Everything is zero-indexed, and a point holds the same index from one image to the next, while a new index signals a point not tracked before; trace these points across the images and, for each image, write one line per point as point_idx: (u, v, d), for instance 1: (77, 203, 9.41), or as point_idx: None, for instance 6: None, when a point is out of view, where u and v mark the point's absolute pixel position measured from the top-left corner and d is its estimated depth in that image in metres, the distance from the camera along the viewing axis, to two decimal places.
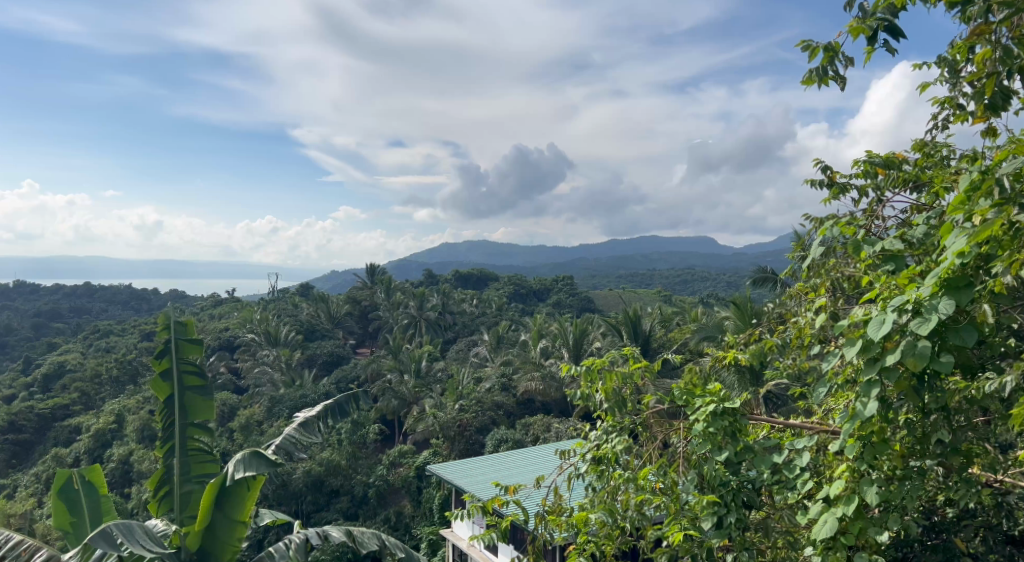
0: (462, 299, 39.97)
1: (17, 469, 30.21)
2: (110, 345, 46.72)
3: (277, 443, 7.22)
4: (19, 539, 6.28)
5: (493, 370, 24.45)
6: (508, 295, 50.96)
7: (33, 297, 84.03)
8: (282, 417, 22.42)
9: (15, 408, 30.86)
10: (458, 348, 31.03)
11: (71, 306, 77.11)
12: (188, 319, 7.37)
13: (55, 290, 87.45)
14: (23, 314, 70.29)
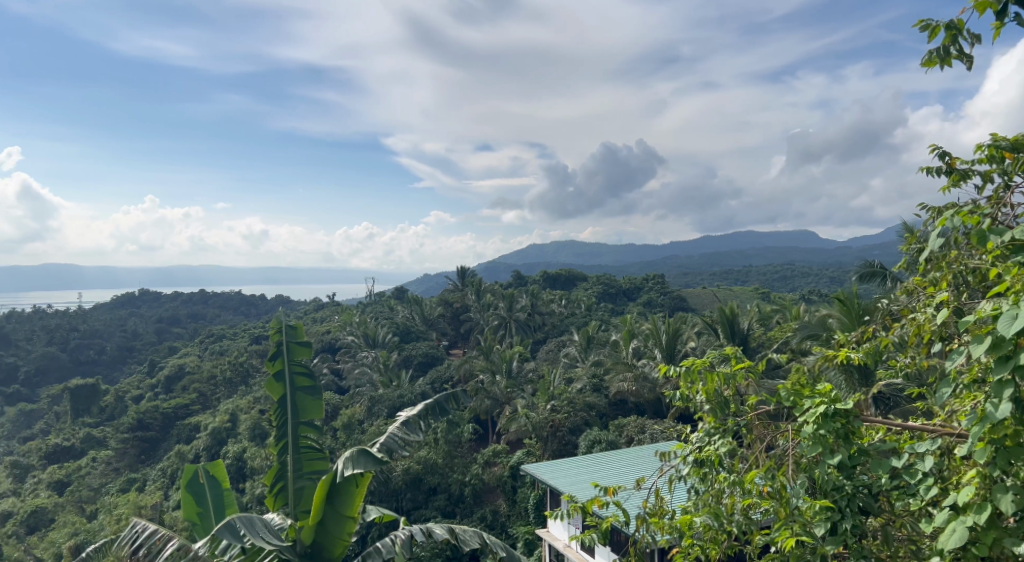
0: (551, 300, 39.96)
1: (148, 463, 31.79)
2: (223, 347, 49.78)
3: (381, 442, 7.46)
4: (153, 528, 6.75)
5: (584, 371, 24.32)
6: (597, 295, 50.44)
7: (156, 304, 91.09)
8: (380, 416, 23.15)
9: (143, 407, 33.37)
10: (549, 348, 31.06)
11: (189, 313, 82.74)
12: (297, 323, 7.75)
13: (175, 297, 94.07)
14: (147, 319, 76.14)
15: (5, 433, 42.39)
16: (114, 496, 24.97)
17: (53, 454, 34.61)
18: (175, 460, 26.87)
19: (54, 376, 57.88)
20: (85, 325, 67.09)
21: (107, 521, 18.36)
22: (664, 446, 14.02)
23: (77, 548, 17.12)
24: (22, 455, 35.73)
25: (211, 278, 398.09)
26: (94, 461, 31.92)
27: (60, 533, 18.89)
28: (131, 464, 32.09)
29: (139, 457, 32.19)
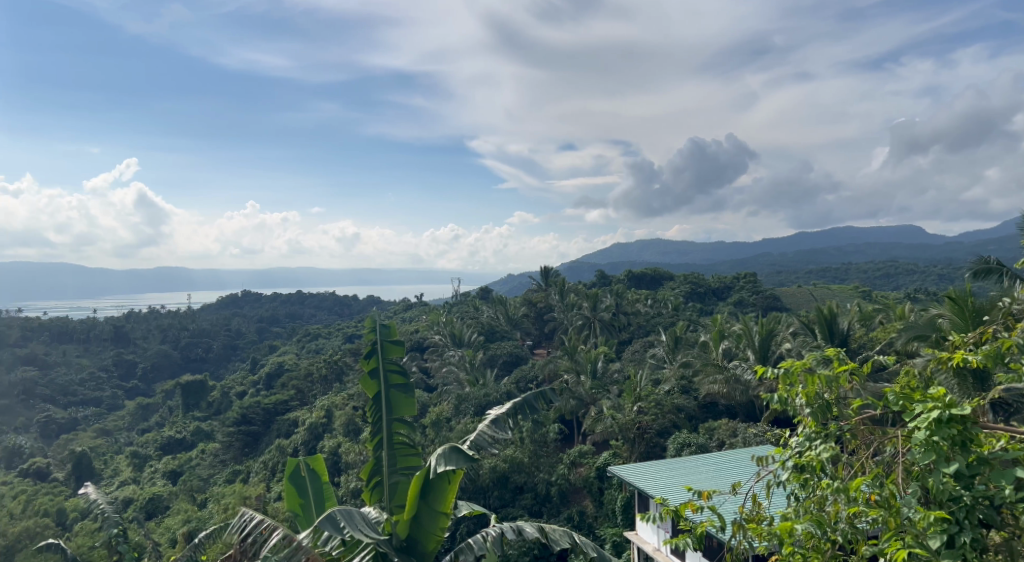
0: (636, 300, 39.36)
1: (251, 455, 33.53)
2: (318, 347, 51.91)
3: (471, 440, 7.57)
4: (260, 518, 7.09)
5: (672, 372, 23.92)
6: (684, 295, 49.25)
7: (257, 304, 96.05)
8: (467, 414, 23.47)
9: (246, 403, 35.22)
10: (635, 349, 30.64)
11: (287, 313, 86.77)
12: (391, 322, 7.98)
13: (273, 298, 99.00)
14: (249, 319, 80.38)
15: (126, 426, 45.84)
16: (222, 486, 26.49)
17: (167, 445, 37.14)
18: (276, 454, 28.24)
19: (167, 372, 62.12)
20: (195, 324, 71.60)
21: (216, 510, 19.52)
22: (761, 450, 13.59)
23: (191, 535, 18.27)
24: (141, 445, 38.57)
25: (302, 280, 416.08)
26: (204, 453, 34.00)
27: (175, 520, 20.27)
28: (235, 456, 33.91)
29: (243, 450, 34.04)
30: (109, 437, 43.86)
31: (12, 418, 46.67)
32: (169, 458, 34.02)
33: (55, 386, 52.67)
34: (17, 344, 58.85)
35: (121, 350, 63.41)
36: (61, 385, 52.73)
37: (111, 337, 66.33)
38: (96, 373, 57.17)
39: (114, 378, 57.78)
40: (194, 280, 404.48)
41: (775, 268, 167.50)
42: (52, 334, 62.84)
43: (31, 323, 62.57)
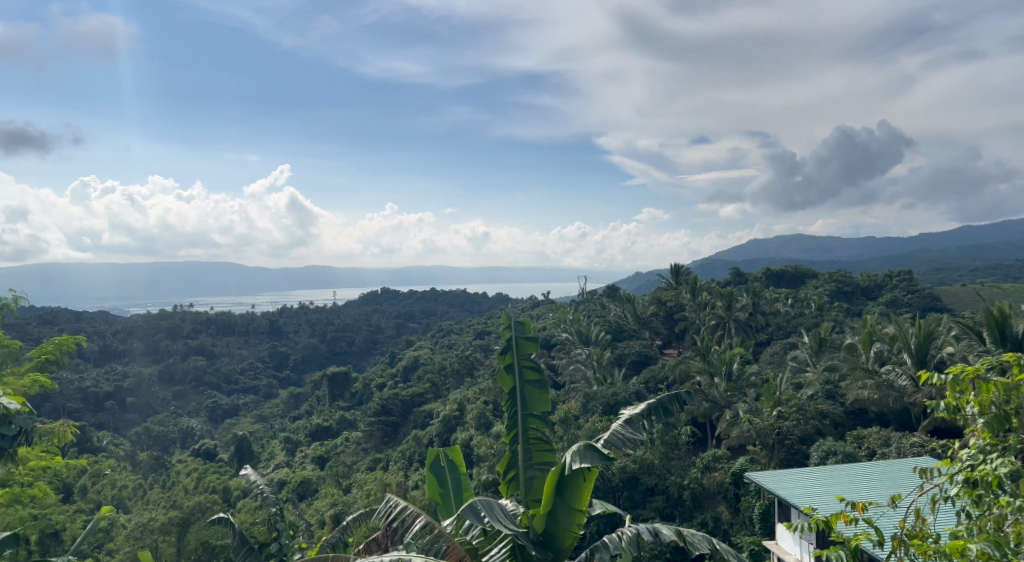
0: (775, 300, 37.37)
1: (389, 444, 35.16)
2: (451, 342, 53.49)
3: (605, 439, 7.54)
4: (403, 504, 7.45)
5: (815, 376, 22.68)
6: (829, 294, 46.08)
7: (395, 301, 100.94)
8: (595, 413, 23.23)
9: (385, 394, 36.92)
10: (774, 352, 29.18)
11: (422, 310, 90.41)
12: (525, 319, 8.13)
13: (409, 296, 103.55)
14: (388, 315, 84.62)
15: (280, 413, 49.68)
16: (364, 473, 27.93)
17: (316, 432, 39.71)
18: (413, 445, 29.43)
19: (315, 364, 66.53)
20: (340, 319, 76.34)
21: (359, 495, 20.67)
22: (925, 462, 12.49)
23: (337, 517, 19.52)
24: (294, 431, 41.59)
25: (430, 277, 431.56)
26: (348, 441, 35.92)
27: (324, 503, 21.76)
28: (376, 445, 35.72)
29: (382, 440, 35.62)
30: (265, 423, 47.69)
31: (185, 402, 51.89)
32: (318, 444, 36.51)
33: (221, 373, 58.00)
34: (189, 335, 65.40)
35: (276, 343, 68.73)
36: (225, 373, 58.01)
37: (267, 331, 72.05)
38: (255, 363, 62.32)
39: (270, 368, 62.74)
40: (333, 278, 431.23)
41: (929, 265, 153.89)
42: (218, 327, 69.23)
43: (201, 317, 69.34)
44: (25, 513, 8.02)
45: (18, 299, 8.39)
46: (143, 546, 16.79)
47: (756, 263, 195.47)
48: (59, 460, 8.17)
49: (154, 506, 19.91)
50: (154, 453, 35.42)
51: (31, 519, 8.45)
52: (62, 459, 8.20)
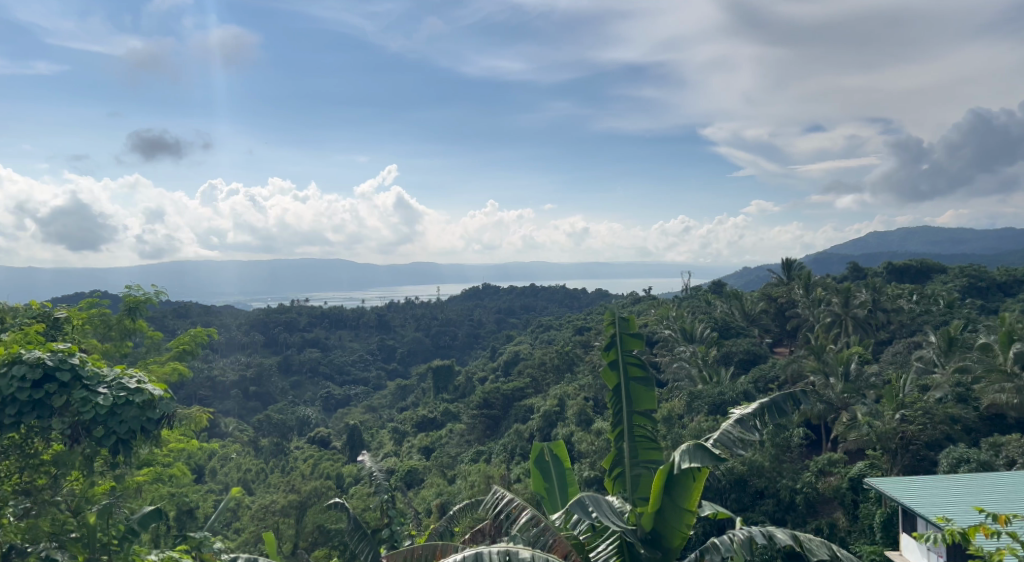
0: (898, 296, 35.07)
1: (492, 437, 35.79)
2: (551, 338, 53.64)
3: (715, 438, 7.35)
4: (510, 497, 7.58)
5: (944, 378, 21.12)
6: (959, 290, 42.80)
7: (496, 296, 102.64)
8: (700, 413, 22.67)
9: (487, 388, 37.53)
10: (896, 352, 27.43)
11: (523, 306, 91.25)
12: (629, 315, 7.98)
13: (510, 292, 104.90)
14: (490, 311, 86.09)
15: (388, 404, 51.70)
16: (468, 464, 28.58)
17: (422, 423, 41.14)
18: (515, 439, 29.83)
19: (421, 357, 68.68)
20: (443, 314, 78.33)
21: (464, 486, 21.19)
22: None
23: (443, 507, 20.18)
24: (401, 422, 43.10)
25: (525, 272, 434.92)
26: (452, 432, 37.45)
27: (431, 492, 22.55)
28: (479, 438, 36.36)
29: (485, 432, 36.28)
30: (375, 413, 49.80)
31: (302, 392, 54.96)
32: (424, 435, 37.78)
33: (334, 365, 60.96)
34: (304, 328, 69.13)
35: (384, 337, 71.51)
36: (338, 365, 61.05)
37: (375, 325, 75.07)
38: (365, 356, 65.06)
39: (379, 361, 65.45)
40: (431, 274, 442.69)
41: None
42: (330, 320, 72.83)
43: (316, 311, 73.16)
44: (165, 490, 8.75)
45: (157, 293, 9.12)
46: (265, 526, 17.99)
47: (870, 257, 184.17)
48: (194, 443, 8.85)
49: (276, 488, 21.19)
50: (274, 439, 37.80)
51: (172, 496, 9.23)
52: (197, 442, 8.89)
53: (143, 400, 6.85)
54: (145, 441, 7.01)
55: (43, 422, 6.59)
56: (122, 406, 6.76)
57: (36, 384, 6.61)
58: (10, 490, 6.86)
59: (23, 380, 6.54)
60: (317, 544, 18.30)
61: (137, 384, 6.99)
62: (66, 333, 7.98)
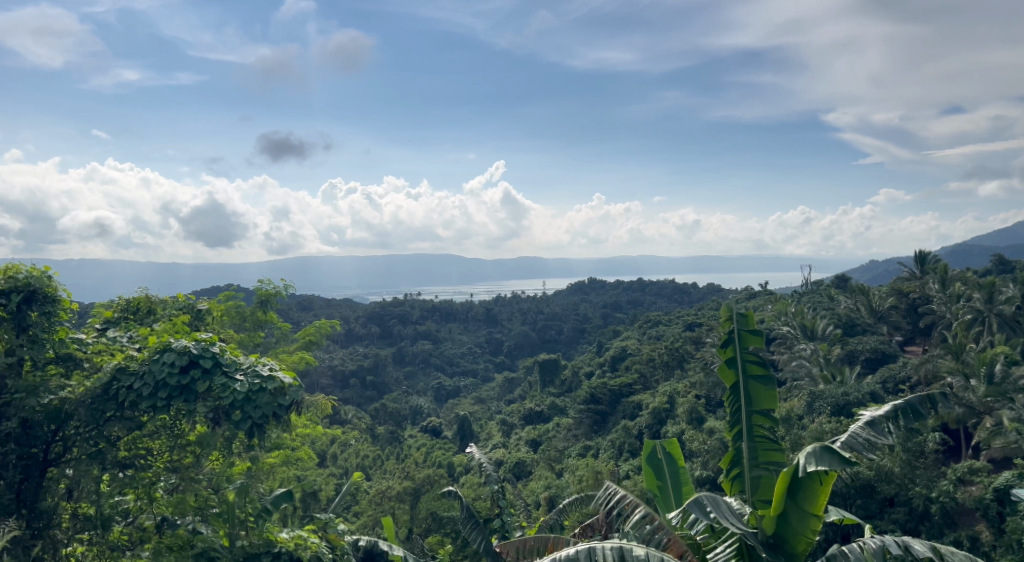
0: None
1: (600, 432, 35.64)
2: (660, 333, 52.63)
3: (843, 441, 6.98)
4: (622, 493, 7.56)
5: None
6: None
7: (602, 291, 101.98)
8: (822, 414, 21.58)
9: (594, 383, 37.35)
10: None
11: (630, 300, 90.00)
12: (748, 311, 7.70)
13: (617, 287, 103.81)
14: (596, 306, 85.60)
15: (496, 396, 52.67)
16: (576, 459, 28.64)
17: (529, 416, 41.66)
18: (623, 435, 29.58)
19: (527, 351, 69.23)
20: (549, 308, 78.63)
21: (572, 481, 21.29)
22: None
23: (552, 500, 20.39)
24: (509, 414, 43.79)
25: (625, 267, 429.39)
26: (560, 426, 37.84)
27: (540, 485, 22.83)
28: (586, 432, 36.34)
29: (592, 427, 36.09)
30: (483, 405, 50.93)
31: (414, 383, 57.05)
32: (533, 429, 38.32)
33: (444, 357, 62.78)
34: (417, 320, 71.52)
35: (492, 330, 72.87)
36: (448, 357, 62.94)
37: (484, 319, 76.65)
38: (473, 349, 66.60)
39: (487, 354, 66.85)
40: (537, 268, 446.79)
41: None
42: (441, 314, 75.09)
43: (427, 304, 75.58)
44: (292, 472, 9.30)
45: (286, 286, 9.76)
46: (383, 510, 18.83)
47: (1014, 249, 167.48)
48: (319, 428, 9.38)
49: (392, 475, 22.14)
50: (390, 427, 39.47)
51: (298, 479, 9.82)
52: (321, 428, 9.41)
53: (275, 387, 7.31)
54: (277, 425, 7.47)
55: (190, 405, 7.13)
56: (256, 392, 7.22)
57: (183, 370, 7.17)
58: (161, 467, 7.46)
59: (173, 366, 7.13)
60: (430, 530, 18.49)
61: (269, 372, 7.47)
62: (208, 324, 8.69)
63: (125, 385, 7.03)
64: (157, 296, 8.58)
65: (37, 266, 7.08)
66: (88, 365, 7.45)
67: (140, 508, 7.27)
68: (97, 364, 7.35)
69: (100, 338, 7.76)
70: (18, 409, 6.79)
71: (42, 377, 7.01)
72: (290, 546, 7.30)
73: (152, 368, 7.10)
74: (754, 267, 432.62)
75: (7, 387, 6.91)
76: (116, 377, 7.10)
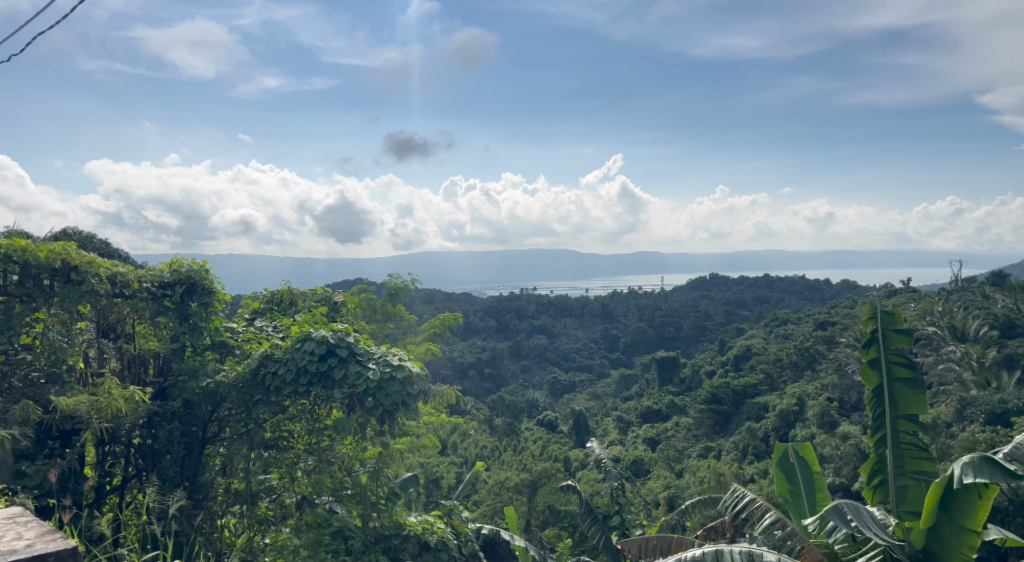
0: None
1: (722, 434, 34.63)
2: (788, 332, 50.09)
3: (1007, 452, 6.35)
4: (751, 497, 7.29)
5: None
6: None
7: (726, 288, 98.31)
8: (975, 423, 19.84)
9: (716, 382, 36.31)
10: None
11: (755, 297, 85.98)
12: (895, 309, 7.18)
13: (741, 282, 99.98)
14: (718, 302, 82.55)
15: (613, 392, 52.37)
16: (698, 460, 28.25)
17: (647, 414, 41.29)
18: (747, 436, 28.64)
19: (645, 347, 67.87)
20: (668, 303, 76.75)
21: (693, 481, 20.99)
22: None
23: (670, 501, 20.20)
24: (626, 411, 43.50)
25: (741, 262, 412.48)
26: (680, 425, 37.10)
27: (658, 484, 22.61)
28: (708, 433, 35.42)
29: (714, 428, 35.41)
30: (599, 401, 50.82)
31: (530, 376, 58.04)
32: (651, 427, 38.01)
33: (560, 352, 63.30)
34: (533, 315, 72.78)
35: (607, 326, 72.49)
36: (564, 352, 63.29)
37: (600, 314, 76.44)
38: (589, 345, 66.51)
39: (602, 350, 66.68)
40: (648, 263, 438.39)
41: None
42: (556, 309, 75.85)
43: (543, 299, 76.59)
44: (417, 458, 9.69)
45: (413, 281, 10.17)
46: (502, 500, 19.28)
47: None
48: (443, 417, 9.69)
49: (511, 465, 22.56)
50: (508, 419, 40.36)
51: (424, 465, 10.20)
52: (445, 416, 9.73)
53: (405, 376, 7.60)
54: (405, 413, 7.76)
55: (327, 391, 7.55)
56: (388, 380, 7.53)
57: (322, 357, 7.60)
58: (302, 448, 7.93)
59: (312, 354, 7.56)
60: (547, 523, 18.91)
61: (399, 361, 7.77)
62: (343, 315, 9.24)
63: (271, 371, 7.57)
64: (298, 289, 9.16)
65: (197, 261, 7.79)
66: (240, 352, 8.09)
67: (281, 487, 7.75)
68: (247, 351, 7.97)
69: (249, 326, 8.42)
70: (182, 390, 7.51)
71: (201, 361, 7.72)
72: (417, 529, 7.60)
73: (294, 355, 7.58)
74: (885, 263, 402.51)
75: (173, 370, 7.64)
76: (263, 363, 7.66)
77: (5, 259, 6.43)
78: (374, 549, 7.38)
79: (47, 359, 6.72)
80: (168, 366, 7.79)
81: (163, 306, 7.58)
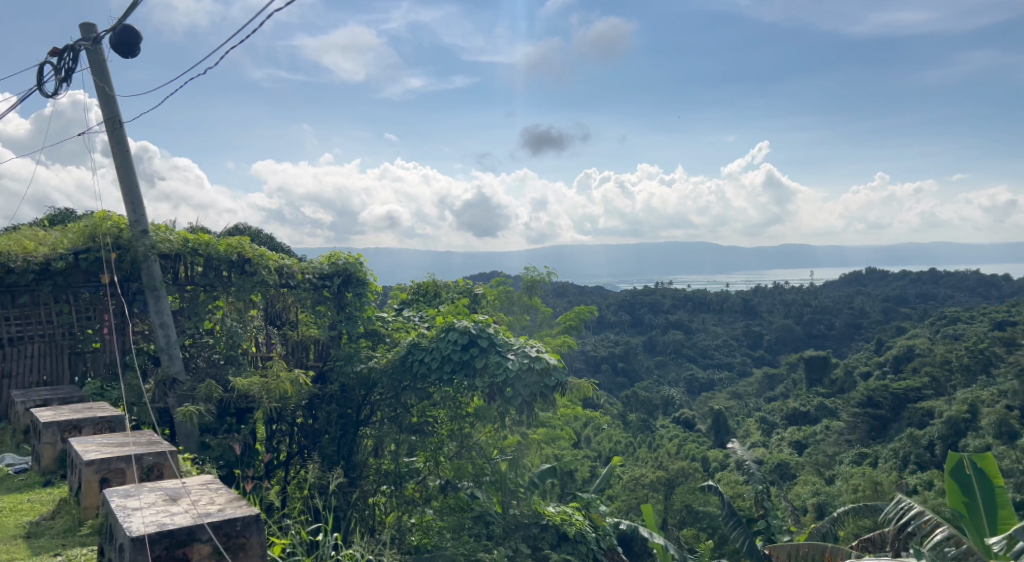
0: None
1: (879, 440, 32.33)
2: (958, 333, 45.62)
3: None
4: (919, 508, 6.73)
5: None
6: None
7: (886, 283, 90.58)
8: None
9: (873, 384, 33.39)
10: None
11: (919, 294, 78.62)
12: None
13: (903, 278, 91.75)
14: (875, 300, 76.41)
15: (755, 392, 50.25)
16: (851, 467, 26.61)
17: (792, 416, 39.24)
18: (908, 443, 26.56)
19: (791, 346, 63.82)
20: (817, 299, 72.02)
21: (846, 489, 19.74)
22: None
23: (819, 507, 19.39)
24: (770, 412, 41.62)
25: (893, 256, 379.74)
26: (830, 429, 34.98)
27: (807, 489, 21.60)
28: (862, 438, 33.20)
29: (870, 433, 33.13)
30: (741, 401, 49.09)
31: (666, 372, 57.03)
32: (797, 431, 36.21)
33: (697, 348, 61.46)
34: (668, 310, 71.51)
35: (749, 323, 69.51)
36: (701, 348, 61.41)
37: (740, 310, 73.43)
38: (728, 342, 64.11)
39: (743, 347, 64.23)
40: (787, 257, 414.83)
41: None
42: (693, 305, 74.26)
43: (679, 294, 75.10)
44: (552, 449, 9.82)
45: (549, 274, 10.25)
46: (635, 495, 19.18)
47: None
48: (579, 410, 9.72)
49: (646, 462, 22.31)
50: (642, 415, 40.02)
51: (560, 456, 10.31)
52: (581, 409, 9.74)
53: (543, 367, 7.66)
54: (543, 403, 7.82)
55: (469, 380, 7.75)
56: (526, 371, 7.62)
57: (464, 347, 7.83)
58: (446, 434, 8.19)
59: (455, 343, 7.81)
60: (684, 523, 18.69)
61: (537, 353, 7.84)
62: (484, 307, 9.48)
63: (418, 358, 7.87)
64: (442, 281, 9.50)
65: (352, 254, 8.35)
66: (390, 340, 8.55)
67: (426, 470, 8.07)
68: (397, 339, 8.40)
69: (397, 316, 8.86)
70: (339, 374, 8.06)
71: (355, 348, 8.22)
72: (556, 520, 7.72)
73: (439, 344, 7.85)
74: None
75: (331, 356, 8.21)
76: (411, 351, 7.99)
77: (192, 252, 7.17)
78: (515, 535, 7.53)
79: (224, 343, 7.43)
80: (326, 352, 8.34)
81: (323, 296, 8.18)
